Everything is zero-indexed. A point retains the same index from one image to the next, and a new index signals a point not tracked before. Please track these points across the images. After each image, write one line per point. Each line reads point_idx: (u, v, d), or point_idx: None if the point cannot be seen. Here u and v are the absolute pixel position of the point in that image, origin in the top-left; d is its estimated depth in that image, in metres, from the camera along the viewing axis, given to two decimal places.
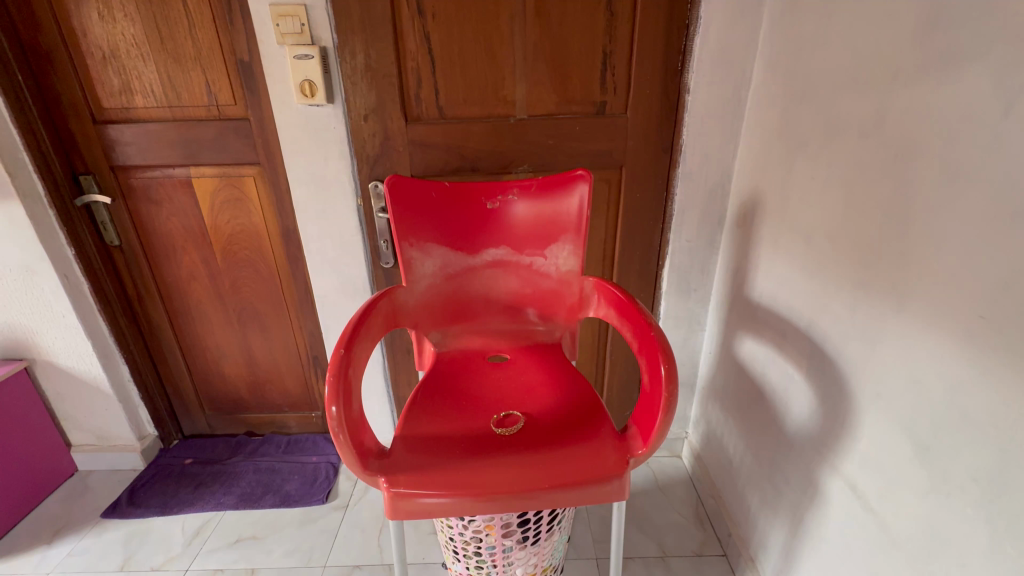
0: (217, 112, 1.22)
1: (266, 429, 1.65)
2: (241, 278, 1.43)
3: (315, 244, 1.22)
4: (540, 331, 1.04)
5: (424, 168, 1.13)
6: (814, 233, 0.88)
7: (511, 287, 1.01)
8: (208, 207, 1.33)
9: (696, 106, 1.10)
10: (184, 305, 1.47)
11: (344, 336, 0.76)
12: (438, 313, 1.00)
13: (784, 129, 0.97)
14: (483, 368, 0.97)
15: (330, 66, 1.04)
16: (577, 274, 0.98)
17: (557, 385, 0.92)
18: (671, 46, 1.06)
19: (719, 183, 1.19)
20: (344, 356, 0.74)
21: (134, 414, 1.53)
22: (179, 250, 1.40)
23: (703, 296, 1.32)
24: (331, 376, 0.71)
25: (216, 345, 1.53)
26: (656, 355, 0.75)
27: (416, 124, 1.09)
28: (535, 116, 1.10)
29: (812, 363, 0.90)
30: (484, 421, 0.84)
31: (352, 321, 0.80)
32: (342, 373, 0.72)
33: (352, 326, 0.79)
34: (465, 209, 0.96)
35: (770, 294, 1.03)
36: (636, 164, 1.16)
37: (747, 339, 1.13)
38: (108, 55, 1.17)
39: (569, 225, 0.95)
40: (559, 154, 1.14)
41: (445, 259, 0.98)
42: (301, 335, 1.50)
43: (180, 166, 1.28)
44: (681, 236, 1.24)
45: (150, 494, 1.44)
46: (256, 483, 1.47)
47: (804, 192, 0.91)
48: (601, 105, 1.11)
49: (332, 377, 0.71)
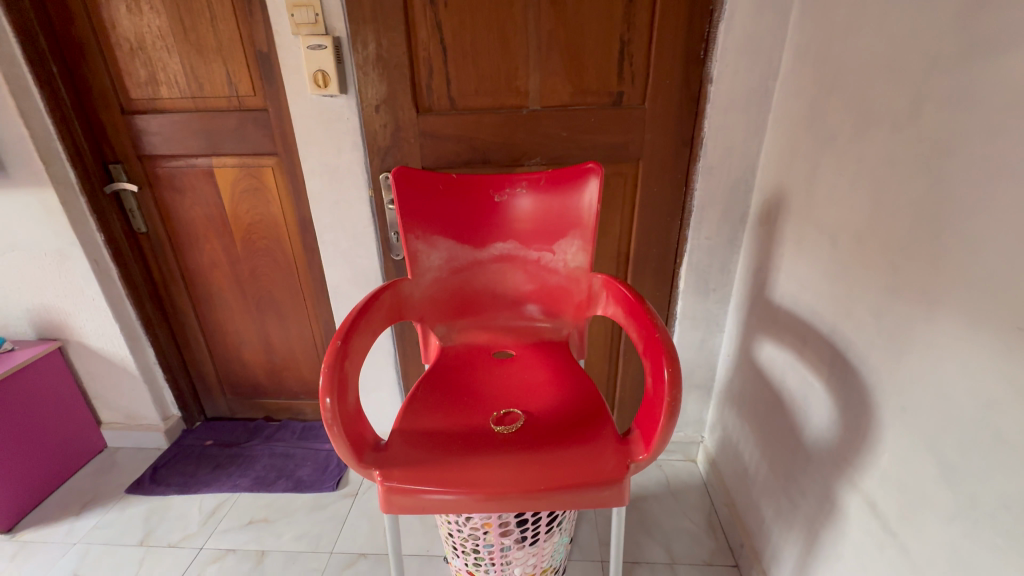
0: (237, 103, 1.24)
1: (283, 415, 1.69)
2: (260, 265, 1.46)
3: (329, 234, 1.22)
4: (547, 328, 1.02)
5: (435, 160, 1.12)
6: (840, 233, 0.83)
7: (517, 283, 0.99)
8: (228, 195, 1.36)
9: (720, 96, 1.05)
10: (206, 290, 1.51)
11: (341, 328, 0.76)
12: (444, 308, 0.99)
13: (813, 121, 0.91)
14: (486, 365, 0.96)
15: (343, 56, 1.04)
16: (586, 271, 0.95)
17: (560, 385, 0.90)
18: (693, 34, 1.01)
19: (742, 179, 1.13)
20: (342, 348, 0.74)
21: (159, 395, 1.59)
22: (202, 237, 1.43)
23: (723, 296, 1.26)
24: (326, 367, 0.70)
25: (236, 331, 1.57)
26: (661, 358, 0.72)
27: (427, 115, 1.08)
28: (548, 108, 1.07)
29: (832, 371, 0.84)
30: (483, 419, 0.82)
31: (352, 314, 0.80)
32: (337, 364, 0.71)
33: (351, 318, 0.79)
34: (471, 201, 0.94)
35: (792, 298, 0.98)
36: (653, 158, 1.12)
37: (767, 343, 1.08)
38: (135, 47, 1.21)
39: (578, 220, 0.92)
40: (573, 146, 1.10)
41: (451, 252, 0.96)
42: (317, 324, 1.52)
43: (203, 156, 1.31)
44: (700, 234, 1.19)
45: (171, 472, 1.50)
46: (270, 468, 1.51)
47: (830, 189, 0.85)
48: (618, 95, 1.06)
49: (327, 369, 0.70)
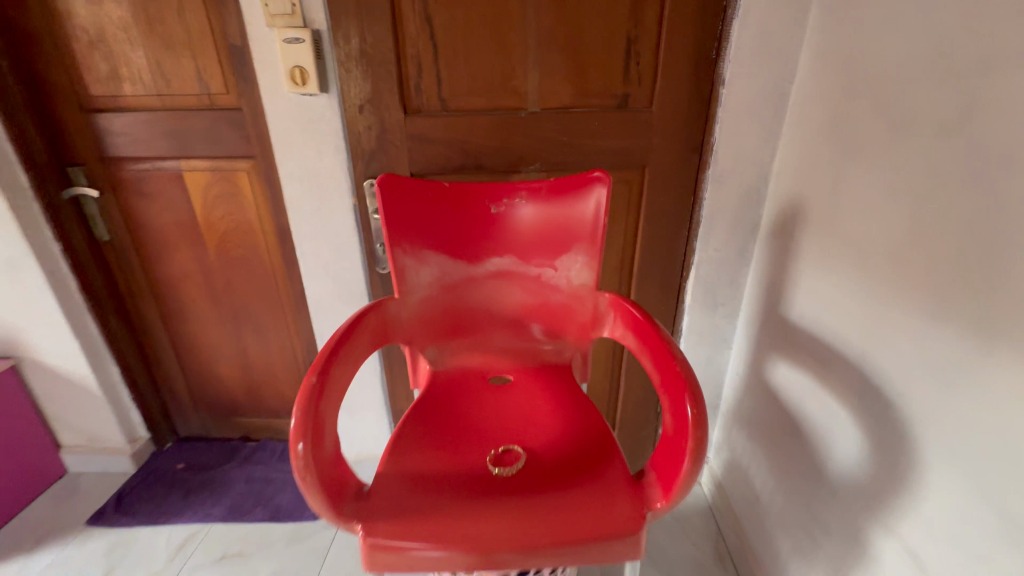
0: (209, 102, 1.14)
1: (262, 434, 1.58)
2: (235, 276, 1.35)
3: (309, 245, 1.12)
4: (548, 350, 0.93)
5: (424, 165, 1.02)
6: (871, 250, 0.76)
7: (515, 301, 0.90)
8: (200, 201, 1.26)
9: (732, 99, 0.98)
10: (176, 303, 1.40)
11: (317, 361, 0.67)
12: (435, 329, 0.90)
13: (837, 127, 0.84)
14: (483, 393, 0.87)
15: (323, 52, 0.95)
16: (590, 289, 0.86)
17: (565, 416, 0.82)
18: (705, 32, 0.93)
19: (755, 188, 1.06)
20: (317, 384, 0.65)
21: (125, 416, 1.47)
22: (172, 246, 1.32)
23: (731, 311, 1.19)
24: (298, 409, 0.61)
25: (210, 346, 1.46)
26: (681, 396, 0.63)
27: (415, 117, 0.98)
28: (547, 110, 0.99)
29: (862, 400, 0.77)
30: (480, 458, 0.73)
31: (330, 344, 0.71)
32: (312, 404, 0.62)
33: (329, 348, 0.70)
34: (465, 213, 0.85)
35: (813, 317, 0.90)
36: (661, 164, 1.04)
37: (782, 364, 1.00)
38: (94, 39, 1.10)
39: (582, 235, 0.84)
40: (574, 152, 1.02)
41: (442, 268, 0.87)
42: (298, 338, 1.42)
43: (171, 158, 1.21)
44: (709, 245, 1.11)
45: (138, 501, 1.38)
46: (246, 494, 1.40)
47: (858, 202, 0.78)
48: (624, 97, 0.98)
49: (300, 411, 0.61)
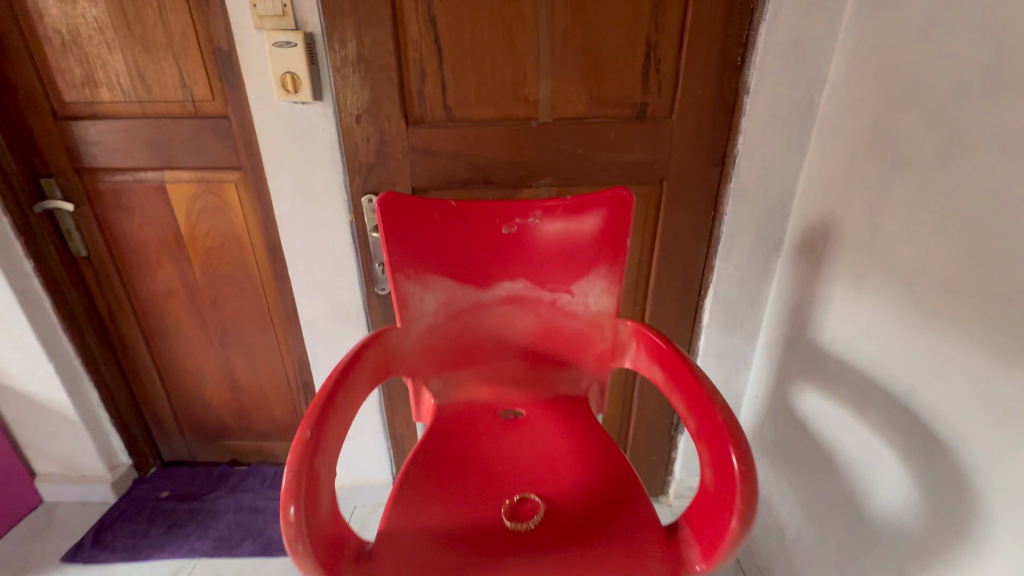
0: (193, 109, 1.05)
1: (252, 458, 1.50)
2: (223, 293, 1.27)
3: (301, 263, 1.04)
4: (562, 381, 0.86)
5: (427, 179, 0.95)
6: (919, 277, 0.70)
7: (528, 328, 0.83)
8: (184, 214, 1.17)
9: (757, 109, 0.91)
10: (160, 322, 1.32)
11: (311, 411, 0.60)
12: (441, 359, 0.82)
13: (875, 142, 0.78)
14: (494, 430, 0.79)
15: (317, 57, 0.87)
16: (611, 316, 0.80)
17: (584, 457, 0.74)
18: (730, 36, 0.87)
19: (779, 202, 0.99)
20: (312, 439, 0.57)
21: (104, 442, 1.38)
22: (154, 262, 1.24)
23: (751, 331, 1.12)
24: (290, 469, 0.54)
25: (197, 367, 1.37)
26: (724, 449, 0.56)
27: (418, 127, 0.91)
28: (560, 120, 0.92)
29: (910, 441, 0.71)
30: (494, 510, 0.66)
31: (325, 389, 0.63)
32: (306, 463, 0.55)
33: (325, 394, 0.62)
34: (473, 233, 0.78)
35: (848, 344, 0.84)
36: (680, 178, 0.97)
37: (810, 392, 0.94)
38: (68, 41, 1.02)
39: (602, 258, 0.78)
40: (589, 165, 0.95)
41: (449, 293, 0.80)
42: (291, 358, 1.34)
43: (153, 169, 1.13)
44: (729, 263, 1.05)
45: (118, 534, 1.30)
46: (235, 526, 1.32)
47: (903, 224, 0.72)
48: (642, 107, 0.92)
49: (292, 472, 0.54)
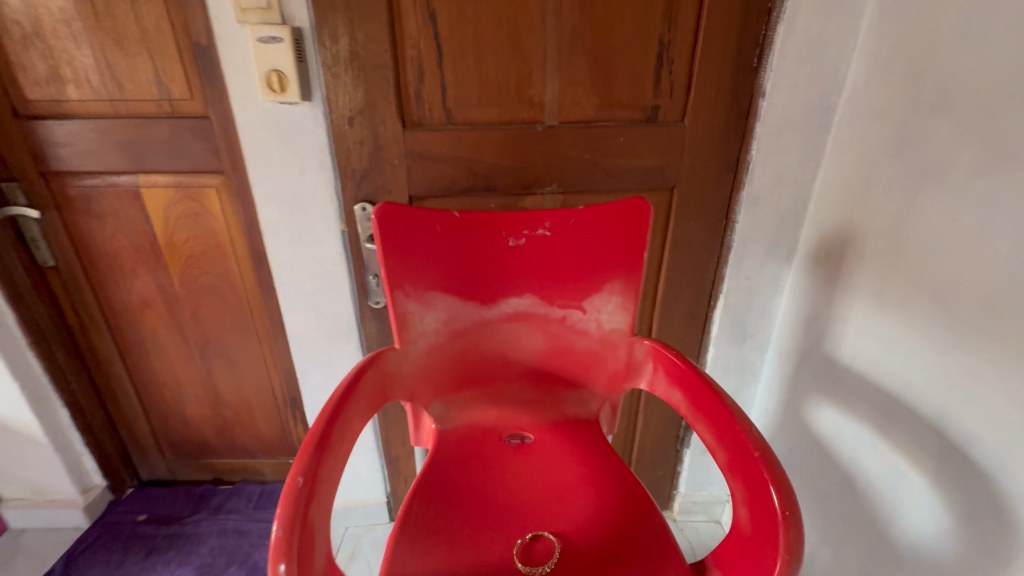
0: (170, 109, 0.98)
1: (236, 476, 1.42)
2: (204, 305, 1.19)
3: (288, 275, 0.97)
4: (571, 401, 0.80)
5: (425, 185, 0.89)
6: (952, 294, 0.66)
7: (535, 346, 0.78)
8: (161, 221, 1.10)
9: (773, 113, 0.87)
10: (136, 335, 1.23)
11: (303, 454, 0.53)
12: (442, 381, 0.77)
13: (901, 149, 0.74)
14: (499, 457, 0.74)
15: (306, 54, 0.80)
16: (625, 335, 0.75)
17: (600, 487, 0.69)
18: (746, 36, 0.82)
19: (792, 210, 0.95)
20: (306, 486, 0.51)
21: (76, 464, 1.30)
22: (130, 272, 1.16)
23: (760, 342, 1.08)
24: (279, 523, 0.47)
25: (176, 382, 1.29)
26: (762, 486, 0.52)
27: (416, 130, 0.85)
28: (568, 123, 0.87)
29: (942, 467, 0.67)
30: (506, 550, 0.61)
31: (318, 427, 0.57)
32: (299, 514, 0.48)
33: (318, 432, 0.56)
34: (477, 246, 0.72)
35: (869, 360, 0.80)
36: (691, 184, 0.93)
37: (826, 408, 0.90)
38: (30, 34, 0.93)
39: (616, 272, 0.73)
40: (596, 171, 0.90)
41: (451, 310, 0.74)
42: (277, 372, 1.27)
43: (127, 173, 1.04)
44: (740, 272, 1.01)
45: (92, 563, 1.23)
46: (218, 551, 1.25)
47: (934, 236, 0.68)
48: (653, 110, 0.87)
49: (281, 527, 0.47)
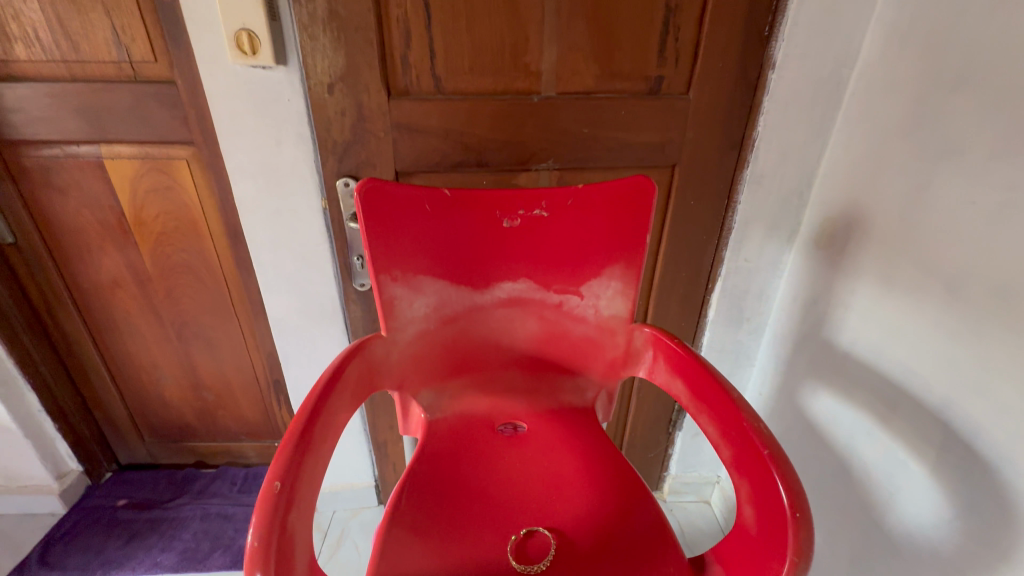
0: (132, 72, 0.89)
1: (219, 459, 1.39)
2: (178, 285, 1.13)
3: (267, 254, 0.92)
4: (567, 389, 0.78)
5: (412, 160, 0.83)
6: (965, 281, 0.63)
7: (530, 333, 0.74)
8: (128, 195, 1.02)
9: (782, 87, 0.82)
10: (107, 316, 1.17)
11: (281, 456, 0.49)
12: (432, 368, 0.73)
13: (917, 127, 0.70)
14: (492, 448, 0.71)
15: (280, 12, 0.73)
16: (624, 322, 0.72)
17: (597, 478, 0.67)
18: (758, 2, 0.76)
19: (796, 190, 0.91)
20: (284, 491, 0.47)
21: (49, 450, 1.24)
22: (97, 249, 1.09)
23: (756, 326, 1.06)
24: (255, 534, 0.43)
25: (153, 365, 1.24)
26: (770, 484, 0.50)
27: (402, 100, 0.79)
28: (565, 95, 0.81)
29: (945, 457, 0.66)
30: (500, 547, 0.58)
31: (298, 425, 0.53)
32: (277, 524, 0.44)
33: (298, 432, 0.52)
34: (469, 227, 0.67)
35: (871, 347, 0.78)
36: (694, 162, 0.88)
37: (823, 394, 0.89)
38: None
39: (616, 256, 0.69)
40: (595, 146, 0.85)
41: (441, 296, 0.70)
42: (259, 355, 1.22)
43: (88, 143, 0.96)
44: (739, 255, 0.97)
45: (69, 550, 1.19)
46: (202, 536, 1.22)
47: (949, 220, 0.65)
48: (656, 81, 0.82)
49: (257, 538, 0.43)
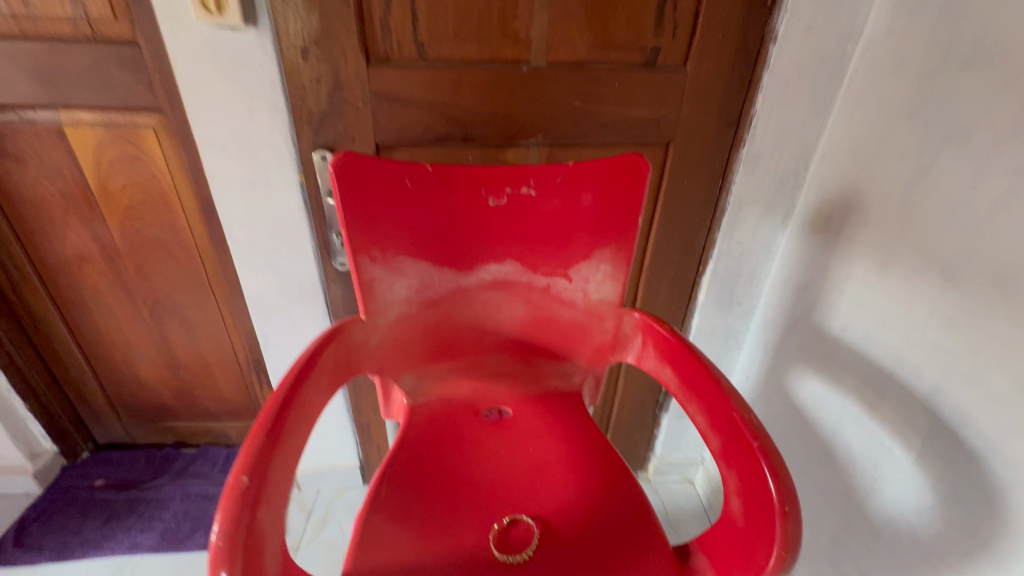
0: (89, 31, 0.82)
1: (201, 439, 1.36)
2: (151, 261, 1.08)
3: (241, 231, 0.87)
4: (553, 374, 0.76)
5: (394, 133, 0.79)
6: (963, 269, 0.61)
7: (516, 316, 0.72)
8: (92, 165, 0.96)
9: (783, 62, 0.79)
10: (76, 293, 1.12)
11: (248, 448, 0.47)
12: (414, 352, 0.71)
13: (921, 107, 0.67)
14: (476, 434, 0.69)
15: None
16: (613, 306, 0.70)
17: (582, 465, 0.65)
18: None
19: (792, 171, 0.89)
20: (252, 486, 0.45)
21: (21, 430, 1.21)
22: (61, 222, 1.03)
23: (746, 309, 1.05)
24: (219, 532, 0.41)
25: (127, 343, 1.20)
26: (759, 477, 0.49)
27: (382, 67, 0.74)
28: (557, 65, 0.77)
29: (931, 445, 0.65)
30: (481, 536, 0.57)
31: (268, 414, 0.51)
32: (243, 521, 0.42)
33: (268, 422, 0.50)
34: (451, 204, 0.64)
35: (861, 333, 0.77)
36: (689, 139, 0.85)
37: (811, 379, 0.88)
38: None
39: (607, 238, 0.66)
40: (586, 121, 0.81)
41: (423, 277, 0.66)
42: (238, 334, 1.18)
43: (45, 108, 0.90)
44: (732, 237, 0.95)
45: (46, 530, 1.17)
46: (183, 516, 1.21)
47: (951, 206, 0.63)
48: (652, 53, 0.77)
49: (221, 536, 0.41)
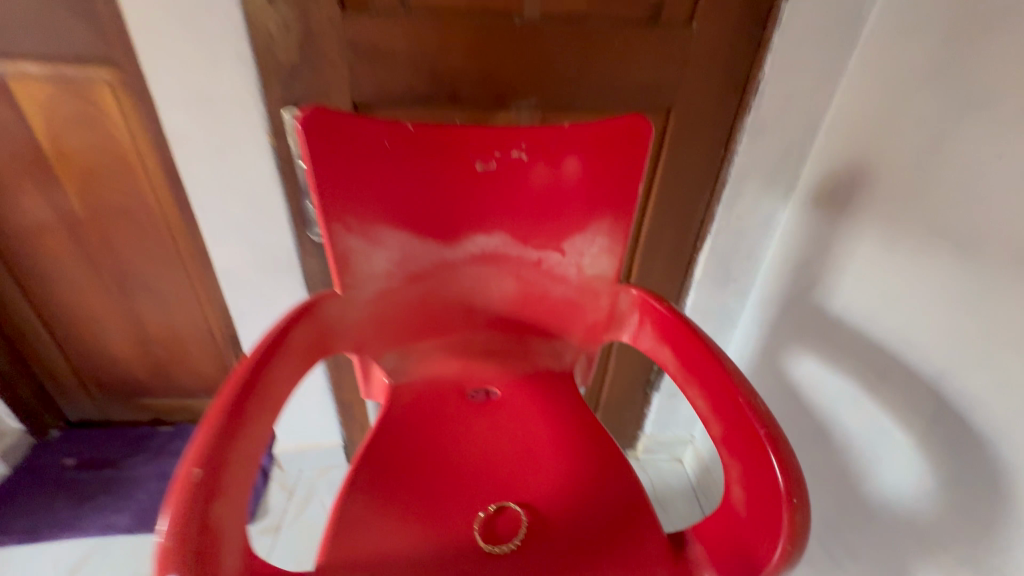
0: None
1: (179, 417, 1.31)
2: (114, 230, 1.01)
3: (207, 198, 0.80)
4: (543, 353, 0.72)
5: (373, 91, 0.72)
6: (979, 246, 0.58)
7: (505, 292, 0.67)
8: (43, 124, 0.88)
9: (796, 22, 0.73)
10: (35, 264, 1.05)
11: (202, 436, 0.43)
12: (395, 328, 0.66)
13: (943, 71, 0.63)
14: (461, 416, 0.66)
15: None
16: (609, 282, 0.66)
17: (573, 449, 0.62)
18: None
19: (798, 141, 0.84)
20: (206, 477, 0.41)
21: None
22: (13, 187, 0.95)
23: (743, 287, 1.01)
24: (168, 529, 0.37)
25: (94, 317, 1.13)
26: (764, 466, 0.46)
27: (359, 16, 0.67)
28: (551, 19, 0.70)
29: (933, 430, 0.63)
30: (466, 525, 0.54)
31: (228, 399, 0.46)
32: (194, 517, 0.39)
33: (228, 406, 0.45)
34: (434, 169, 0.58)
35: (865, 313, 0.74)
36: (692, 105, 0.79)
37: (808, 359, 0.86)
38: None
39: (603, 209, 0.61)
40: (582, 83, 0.75)
41: (404, 249, 0.61)
42: (212, 309, 1.12)
43: None
44: (732, 211, 0.91)
45: (14, 511, 1.13)
46: (160, 496, 1.17)
47: (969, 179, 0.59)
48: (656, 7, 0.71)
49: (170, 534, 0.37)
